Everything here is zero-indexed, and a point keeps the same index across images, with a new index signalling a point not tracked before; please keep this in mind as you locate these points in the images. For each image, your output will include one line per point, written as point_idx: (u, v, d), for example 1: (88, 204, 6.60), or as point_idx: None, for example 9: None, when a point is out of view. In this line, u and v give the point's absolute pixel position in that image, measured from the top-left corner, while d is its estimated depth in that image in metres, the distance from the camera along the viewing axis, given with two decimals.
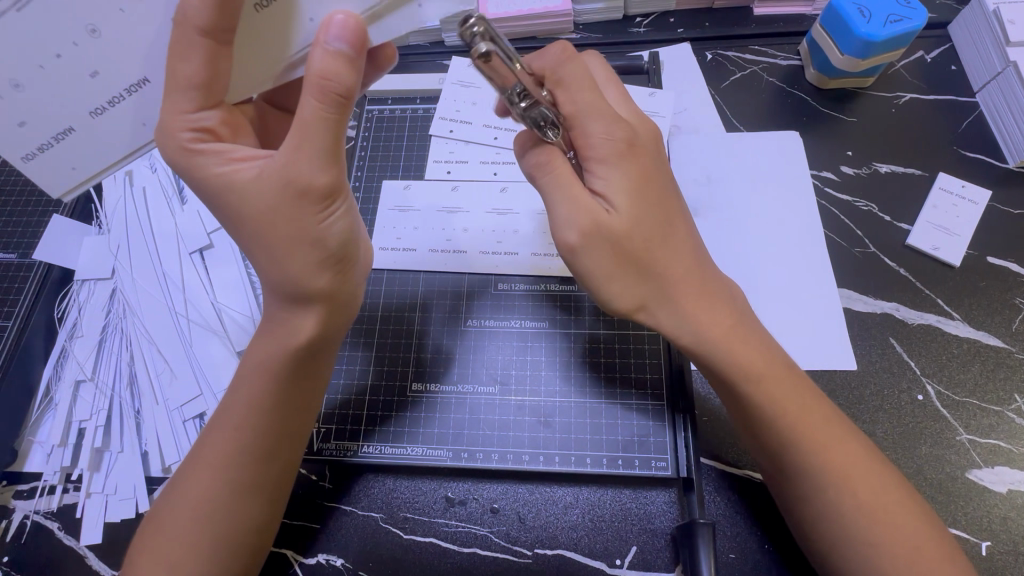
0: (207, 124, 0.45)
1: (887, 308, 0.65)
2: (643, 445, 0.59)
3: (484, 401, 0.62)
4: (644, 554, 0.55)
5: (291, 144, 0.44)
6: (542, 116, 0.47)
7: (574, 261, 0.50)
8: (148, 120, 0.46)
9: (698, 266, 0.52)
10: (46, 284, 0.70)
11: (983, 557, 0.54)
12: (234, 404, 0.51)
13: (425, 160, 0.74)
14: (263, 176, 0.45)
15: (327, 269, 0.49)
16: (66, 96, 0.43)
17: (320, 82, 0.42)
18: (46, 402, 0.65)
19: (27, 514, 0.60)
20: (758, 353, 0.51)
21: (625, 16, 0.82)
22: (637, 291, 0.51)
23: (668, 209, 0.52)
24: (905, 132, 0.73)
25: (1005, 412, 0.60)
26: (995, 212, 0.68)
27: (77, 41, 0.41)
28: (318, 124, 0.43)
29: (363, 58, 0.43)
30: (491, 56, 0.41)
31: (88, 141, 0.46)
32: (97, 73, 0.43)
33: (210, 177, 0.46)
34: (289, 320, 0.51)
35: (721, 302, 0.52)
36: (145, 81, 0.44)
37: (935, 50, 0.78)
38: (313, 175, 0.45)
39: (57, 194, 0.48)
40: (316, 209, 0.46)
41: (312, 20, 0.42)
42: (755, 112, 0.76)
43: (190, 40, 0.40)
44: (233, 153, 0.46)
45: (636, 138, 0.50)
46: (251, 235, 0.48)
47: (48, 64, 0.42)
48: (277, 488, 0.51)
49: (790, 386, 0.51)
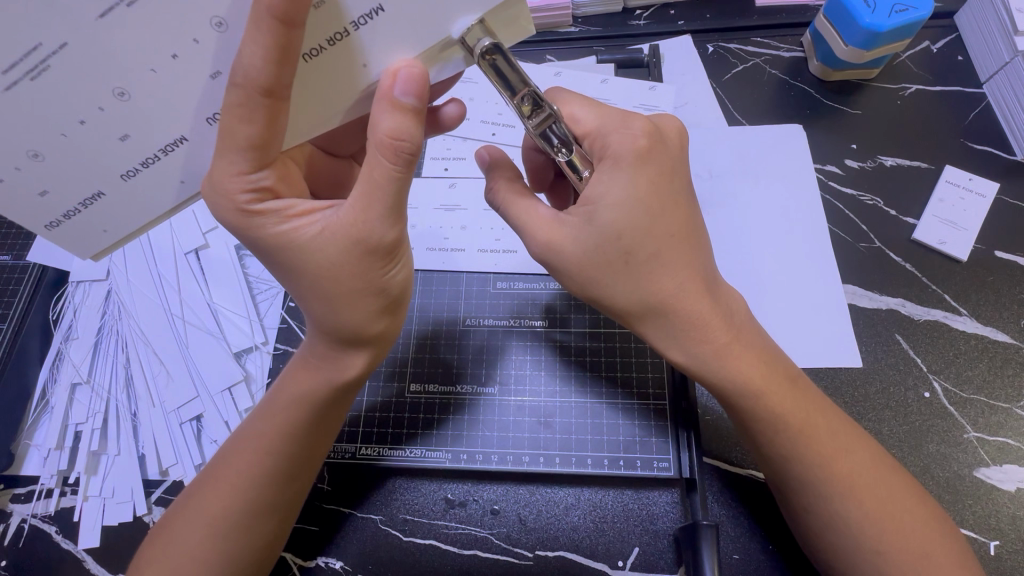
0: (264, 184, 0.44)
1: (893, 303, 0.64)
2: (646, 445, 0.58)
3: (483, 403, 0.61)
4: (647, 555, 0.55)
5: (362, 202, 0.43)
6: (552, 133, 0.47)
7: (551, 259, 0.49)
8: (186, 176, 0.43)
9: (700, 279, 0.49)
10: (41, 285, 0.69)
11: (991, 557, 0.53)
12: (262, 427, 0.50)
13: (422, 158, 0.73)
14: (328, 237, 0.44)
15: (384, 316, 0.48)
16: (94, 161, 0.40)
17: (390, 142, 0.41)
18: (43, 404, 0.65)
19: (26, 518, 0.59)
20: (757, 365, 0.49)
21: (625, 8, 0.80)
22: (633, 297, 0.48)
23: (678, 218, 0.48)
24: (912, 125, 0.72)
25: (1013, 409, 0.59)
26: (1003, 206, 0.67)
27: (104, 106, 0.37)
28: (386, 183, 0.42)
29: (426, 107, 0.41)
30: (495, 52, 0.40)
31: (119, 203, 0.43)
32: (129, 136, 0.39)
33: (272, 238, 0.45)
34: (339, 359, 0.50)
35: (720, 320, 0.49)
36: (181, 139, 0.41)
37: (941, 40, 0.76)
38: (382, 233, 0.43)
39: (85, 256, 0.46)
40: (382, 265, 0.45)
41: (366, 66, 0.40)
42: (758, 106, 0.75)
43: (252, 102, 0.37)
44: (293, 209, 0.45)
45: (653, 140, 0.48)
46: (309, 291, 0.46)
47: (70, 131, 0.38)
48: (289, 508, 0.50)
49: (798, 395, 0.49)
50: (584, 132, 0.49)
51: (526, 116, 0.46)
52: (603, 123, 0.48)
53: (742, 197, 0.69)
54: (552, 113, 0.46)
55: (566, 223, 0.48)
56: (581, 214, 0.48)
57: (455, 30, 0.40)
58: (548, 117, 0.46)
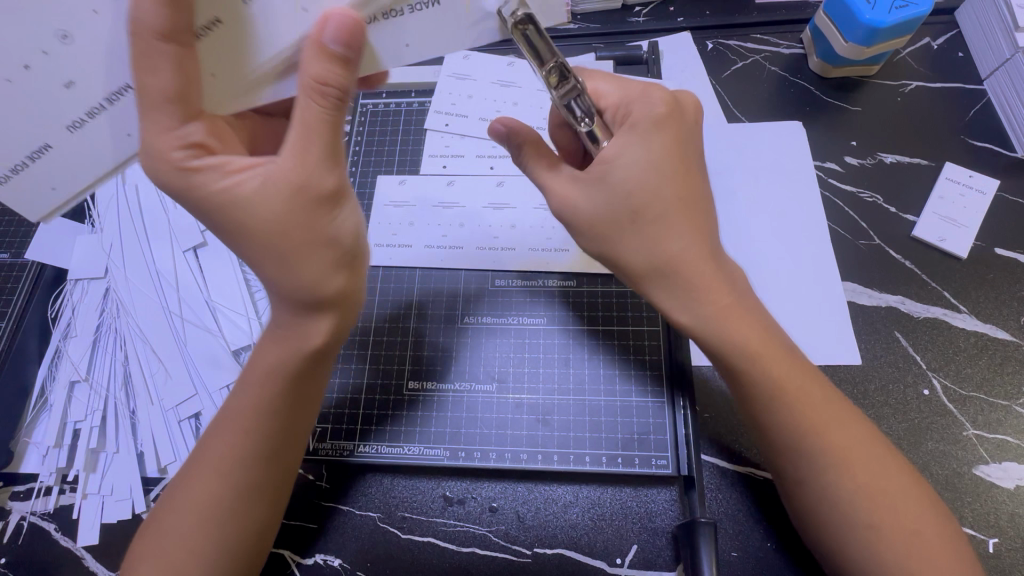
0: (195, 139, 0.43)
1: (892, 301, 0.63)
2: (644, 444, 0.58)
3: (481, 400, 0.61)
4: (644, 553, 0.55)
5: (296, 145, 0.43)
6: (575, 104, 0.47)
7: (568, 214, 0.49)
8: (132, 130, 0.43)
9: (708, 243, 0.48)
10: (40, 283, 0.69)
11: (989, 554, 0.53)
12: (240, 405, 0.49)
13: (420, 155, 0.73)
14: (268, 187, 0.44)
15: (341, 270, 0.47)
16: (41, 110, 0.40)
17: (315, 84, 0.41)
18: (41, 402, 0.65)
19: (25, 516, 0.59)
20: (757, 330, 0.48)
21: (625, 5, 0.80)
22: (642, 257, 0.48)
23: (684, 183, 0.48)
24: (911, 121, 0.72)
25: (1012, 407, 0.59)
26: (1002, 203, 0.67)
27: (48, 49, 0.38)
28: (320, 126, 0.43)
29: (358, 57, 0.40)
30: (528, 24, 0.41)
31: (67, 158, 0.43)
32: (74, 81, 0.40)
33: (211, 195, 0.44)
34: (300, 325, 0.49)
35: (722, 283, 0.48)
36: (127, 88, 0.41)
37: (942, 36, 0.76)
38: (321, 177, 0.44)
39: (34, 217, 0.45)
40: (325, 210, 0.45)
41: (306, 10, 0.40)
42: (756, 102, 0.74)
43: (152, 49, 0.38)
44: (231, 165, 0.45)
45: (672, 109, 0.48)
46: (259, 250, 0.45)
47: (17, 76, 0.39)
48: (277, 489, 0.51)
49: (790, 365, 0.49)
50: (608, 105, 0.50)
51: (552, 86, 0.46)
52: (624, 95, 0.50)
53: (742, 195, 0.69)
54: (577, 85, 0.46)
55: (579, 181, 0.49)
56: (594, 173, 0.48)
57: (490, 1, 0.41)
58: (573, 89, 0.46)
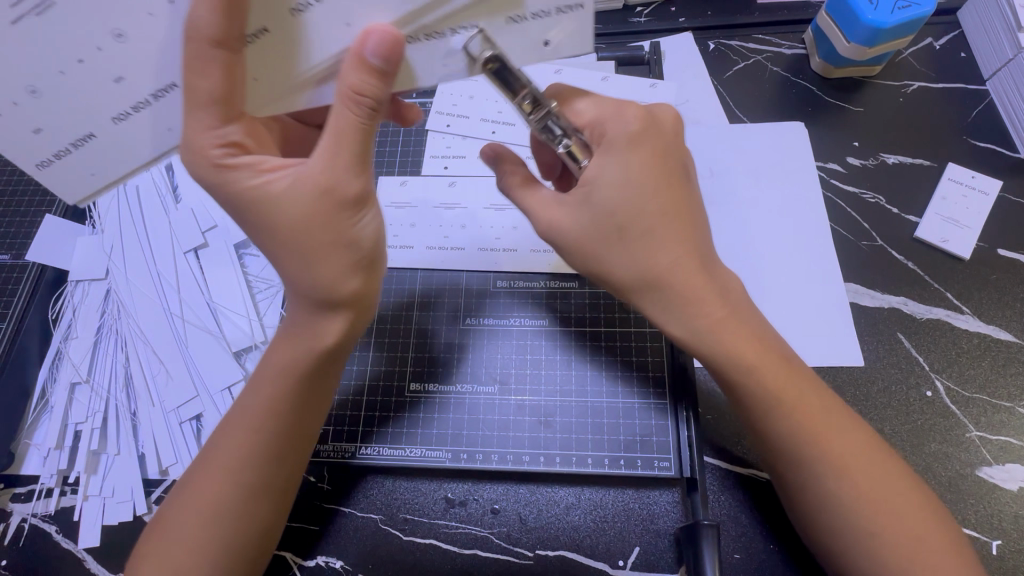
0: (234, 138, 0.44)
1: (895, 302, 0.63)
2: (646, 445, 0.57)
3: (482, 402, 0.60)
4: (647, 555, 0.54)
5: (328, 149, 0.43)
6: (552, 128, 0.46)
7: (553, 233, 0.49)
8: (173, 125, 0.44)
9: (697, 254, 0.48)
10: (40, 284, 0.69)
11: (993, 556, 0.53)
12: (253, 403, 0.49)
13: (421, 155, 0.73)
14: (298, 188, 0.44)
15: (358, 273, 0.47)
16: (89, 103, 0.41)
17: (353, 93, 0.41)
18: (42, 404, 0.65)
19: (26, 518, 0.59)
20: (749, 342, 0.48)
21: (626, 6, 0.80)
22: (631, 271, 0.48)
23: (671, 194, 0.48)
24: (914, 121, 0.72)
25: (1014, 408, 0.58)
26: (1005, 204, 0.66)
27: (102, 45, 0.38)
28: (354, 133, 0.43)
29: (395, 71, 0.40)
30: (495, 60, 0.41)
31: (109, 147, 0.43)
32: (123, 78, 0.40)
33: (243, 191, 0.45)
34: (318, 324, 0.49)
35: (714, 294, 0.48)
36: (174, 85, 0.42)
37: (944, 37, 0.76)
38: (347, 181, 0.44)
39: (73, 199, 0.46)
40: (349, 214, 0.45)
41: (349, 24, 0.39)
42: (758, 102, 0.74)
43: (205, 55, 0.38)
44: (264, 164, 0.45)
45: (646, 125, 0.48)
46: (283, 249, 0.46)
47: (70, 69, 0.39)
48: (286, 489, 0.50)
49: (784, 377, 0.48)
50: (584, 124, 0.49)
51: (526, 113, 0.45)
52: (598, 114, 0.49)
53: (743, 196, 0.69)
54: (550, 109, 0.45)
55: (565, 202, 0.49)
56: (577, 195, 0.48)
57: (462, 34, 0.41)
58: (547, 113, 0.45)
